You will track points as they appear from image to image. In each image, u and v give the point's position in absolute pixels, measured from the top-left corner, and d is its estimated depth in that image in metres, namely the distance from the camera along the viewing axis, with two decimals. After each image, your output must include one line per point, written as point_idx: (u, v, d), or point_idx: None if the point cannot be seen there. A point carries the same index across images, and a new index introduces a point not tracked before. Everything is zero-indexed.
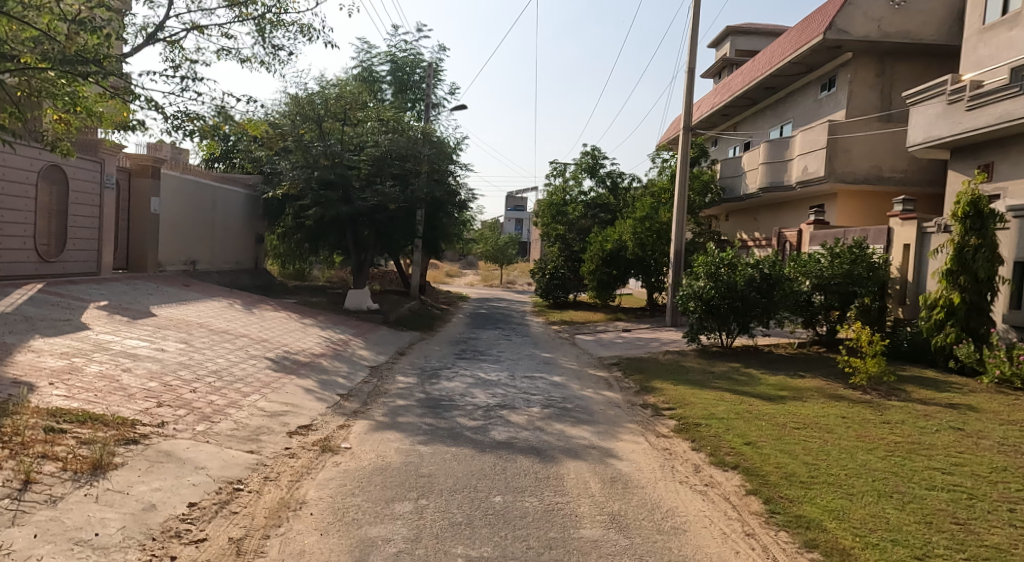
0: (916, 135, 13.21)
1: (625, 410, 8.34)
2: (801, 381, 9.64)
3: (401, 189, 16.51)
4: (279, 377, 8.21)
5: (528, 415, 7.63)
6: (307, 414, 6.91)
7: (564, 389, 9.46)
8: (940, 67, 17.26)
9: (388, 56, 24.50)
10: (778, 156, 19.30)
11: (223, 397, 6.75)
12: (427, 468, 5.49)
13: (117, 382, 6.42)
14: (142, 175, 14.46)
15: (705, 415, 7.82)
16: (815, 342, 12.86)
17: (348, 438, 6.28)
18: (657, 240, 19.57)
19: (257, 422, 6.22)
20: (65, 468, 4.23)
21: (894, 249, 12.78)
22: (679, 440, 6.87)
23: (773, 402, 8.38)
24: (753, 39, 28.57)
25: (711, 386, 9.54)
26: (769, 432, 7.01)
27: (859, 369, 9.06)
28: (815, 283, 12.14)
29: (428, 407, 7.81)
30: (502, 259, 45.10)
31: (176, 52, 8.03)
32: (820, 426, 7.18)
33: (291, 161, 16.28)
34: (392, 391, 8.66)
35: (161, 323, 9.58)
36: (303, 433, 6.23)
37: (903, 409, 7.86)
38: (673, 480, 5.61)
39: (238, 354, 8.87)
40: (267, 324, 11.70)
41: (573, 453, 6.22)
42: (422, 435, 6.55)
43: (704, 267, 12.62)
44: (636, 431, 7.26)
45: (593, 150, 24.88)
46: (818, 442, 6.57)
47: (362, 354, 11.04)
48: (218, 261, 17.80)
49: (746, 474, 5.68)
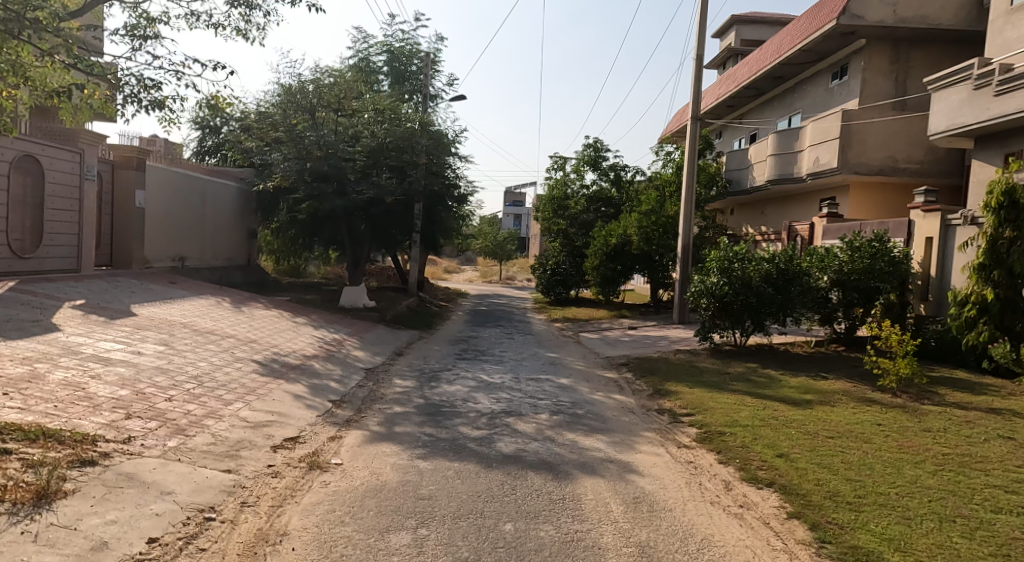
0: (939, 123, 12.59)
1: (640, 416, 7.72)
2: (826, 384, 9.01)
3: (399, 181, 15.87)
4: (266, 382, 7.58)
5: (536, 423, 7.03)
6: (295, 425, 6.29)
7: (573, 393, 8.84)
8: (958, 54, 16.61)
9: (384, 45, 23.82)
10: (788, 148, 18.69)
11: (202, 406, 6.11)
12: (426, 488, 4.87)
13: (83, 390, 5.78)
14: (126, 167, 13.77)
15: (728, 422, 7.23)
16: (834, 341, 12.21)
17: (340, 453, 5.64)
18: (663, 235, 18.97)
19: (238, 435, 5.59)
20: (2, 499, 3.62)
21: (915, 242, 12.16)
22: (703, 452, 6.25)
23: (799, 407, 7.79)
24: (760, 28, 27.89)
25: (729, 389, 8.94)
26: (800, 442, 6.41)
27: (889, 371, 8.47)
28: (834, 278, 11.57)
29: (427, 415, 7.18)
30: (501, 255, 44.33)
31: (141, 17, 7.41)
32: (857, 434, 6.59)
33: (283, 153, 15.62)
34: (388, 396, 8.02)
35: (141, 323, 8.94)
36: (289, 448, 5.62)
37: (942, 415, 7.25)
38: (704, 501, 4.99)
39: (223, 357, 8.23)
40: (257, 324, 11.05)
41: (589, 468, 5.61)
42: (421, 448, 5.92)
43: (716, 262, 12.05)
44: (654, 441, 6.64)
45: (596, 143, 24.22)
46: (858, 455, 5.96)
47: (357, 355, 10.39)
48: (208, 258, 17.13)
49: (784, 493, 5.07)
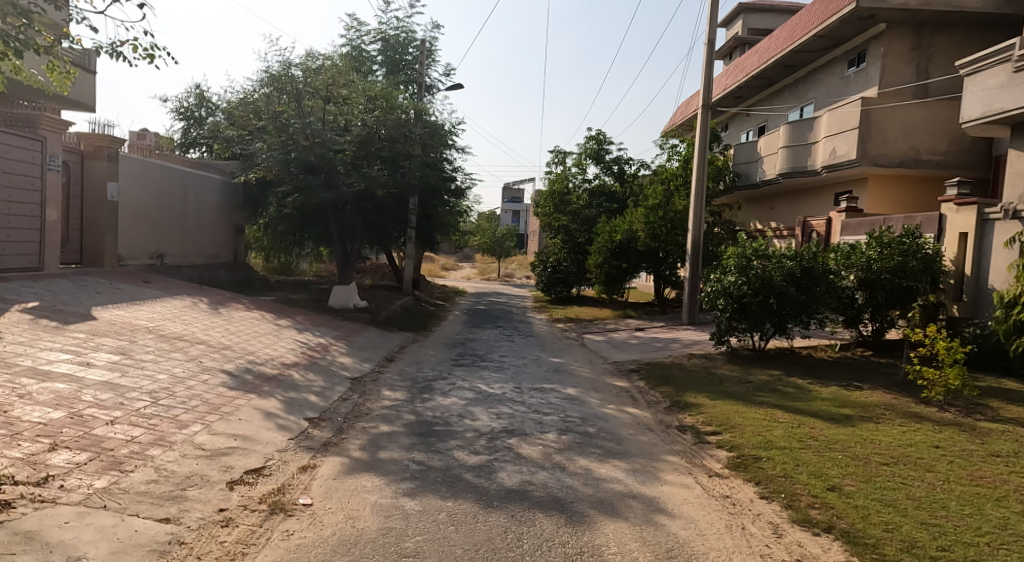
0: (972, 111, 11.69)
1: (660, 436, 6.80)
2: (863, 396, 8.12)
3: (392, 172, 14.93)
4: (235, 397, 6.64)
5: (543, 445, 6.11)
6: (261, 452, 5.35)
7: (582, 406, 7.91)
8: (984, 39, 15.65)
9: (378, 33, 22.85)
10: (801, 139, 17.77)
11: (149, 431, 5.17)
12: (411, 541, 3.94)
13: (3, 415, 4.83)
14: (97, 157, 12.76)
15: (761, 444, 6.30)
16: (859, 344, 11.31)
17: (309, 490, 4.71)
18: (671, 231, 18.01)
19: (188, 468, 4.66)
20: None
21: (946, 239, 11.29)
22: (740, 483, 5.33)
23: (839, 425, 6.88)
24: (768, 17, 26.95)
25: (756, 401, 8.04)
26: (852, 471, 5.47)
27: (934, 382, 7.61)
28: (861, 277, 10.70)
29: (418, 436, 6.25)
30: (501, 251, 43.14)
31: None
32: (915, 461, 5.66)
33: (267, 142, 14.69)
34: (374, 412, 7.08)
35: (98, 328, 7.99)
36: (249, 484, 4.68)
37: (1008, 436, 6.33)
38: (752, 554, 4.07)
39: (188, 368, 7.28)
40: (234, 328, 10.09)
41: (608, 508, 4.69)
42: (408, 481, 4.99)
43: (734, 260, 11.15)
44: (680, 469, 5.72)
45: (598, 135, 23.33)
46: (926, 489, 5.02)
47: (343, 363, 9.45)
48: (190, 254, 16.16)
49: (849, 543, 4.15)
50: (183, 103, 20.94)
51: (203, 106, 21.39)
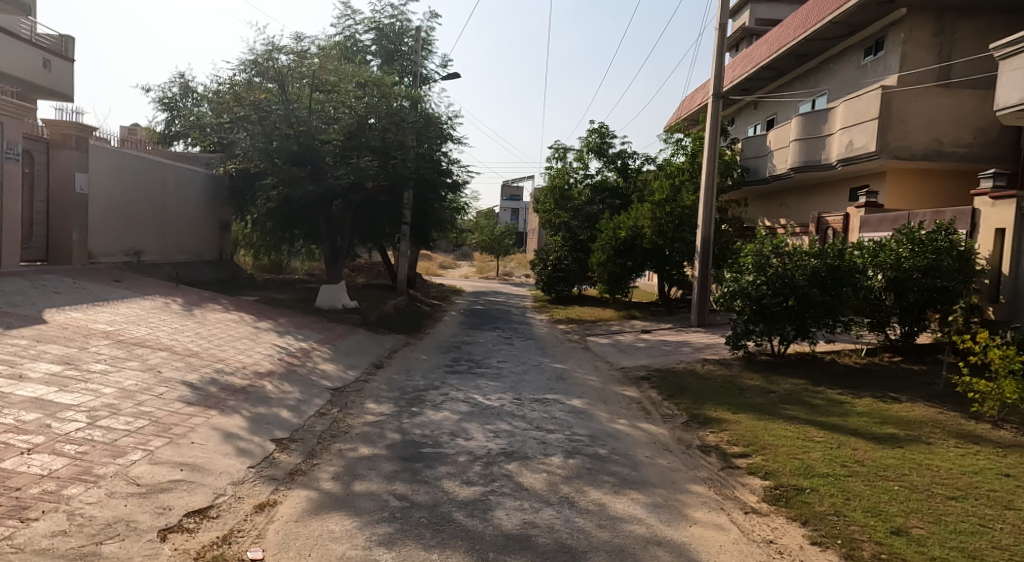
0: (1010, 96, 10.80)
1: (682, 459, 5.91)
2: (904, 410, 7.24)
3: (382, 164, 14.08)
4: (191, 414, 5.75)
5: (548, 473, 5.24)
6: (211, 486, 4.46)
7: (589, 421, 7.04)
8: (1010, 25, 14.77)
9: (372, 22, 21.96)
10: (815, 131, 16.88)
11: (74, 462, 4.29)
12: None
13: None
14: (64, 146, 11.84)
15: (800, 470, 5.42)
16: (887, 349, 10.44)
17: (263, 538, 3.82)
18: (678, 227, 17.11)
19: (111, 512, 3.77)
20: None
21: (981, 235, 10.41)
22: (783, 523, 4.46)
23: (886, 446, 6.01)
24: (775, 6, 26.11)
25: (784, 416, 7.17)
26: (916, 507, 4.59)
27: (988, 396, 6.73)
28: (890, 276, 9.82)
29: (403, 461, 5.38)
30: (500, 249, 42.32)
31: None
32: (987, 495, 4.79)
33: (248, 134, 13.35)
34: (354, 430, 6.20)
35: (45, 333, 7.09)
36: (189, 532, 3.79)
37: None
38: None
39: (142, 380, 6.39)
40: (206, 331, 9.20)
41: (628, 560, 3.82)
42: (385, 524, 4.11)
43: (751, 258, 10.32)
44: (711, 504, 4.82)
45: (600, 128, 22.41)
46: (1012, 534, 4.14)
47: (325, 371, 8.58)
48: (169, 251, 15.25)
49: None
50: (167, 93, 20.05)
51: (187, 97, 20.49)
